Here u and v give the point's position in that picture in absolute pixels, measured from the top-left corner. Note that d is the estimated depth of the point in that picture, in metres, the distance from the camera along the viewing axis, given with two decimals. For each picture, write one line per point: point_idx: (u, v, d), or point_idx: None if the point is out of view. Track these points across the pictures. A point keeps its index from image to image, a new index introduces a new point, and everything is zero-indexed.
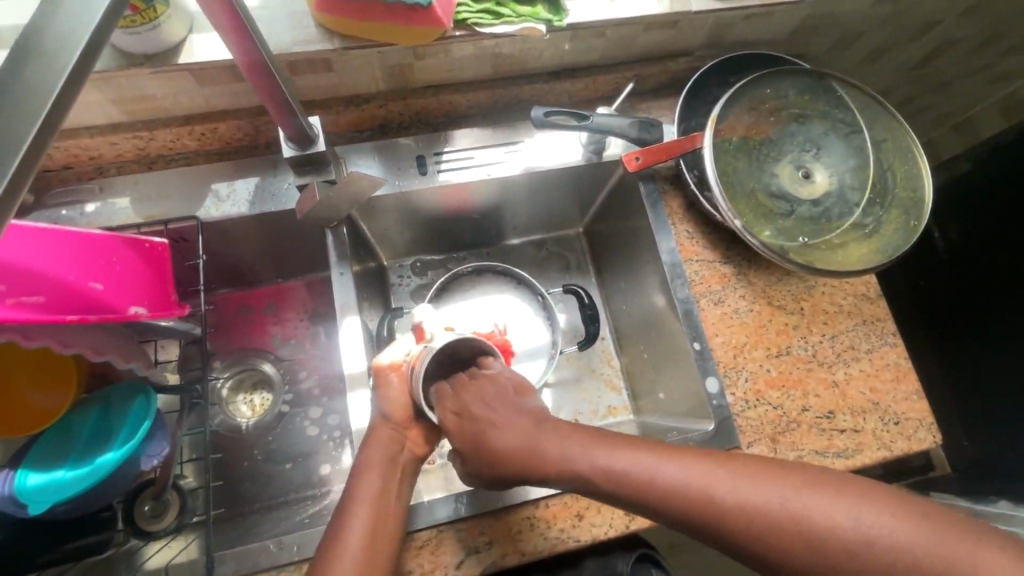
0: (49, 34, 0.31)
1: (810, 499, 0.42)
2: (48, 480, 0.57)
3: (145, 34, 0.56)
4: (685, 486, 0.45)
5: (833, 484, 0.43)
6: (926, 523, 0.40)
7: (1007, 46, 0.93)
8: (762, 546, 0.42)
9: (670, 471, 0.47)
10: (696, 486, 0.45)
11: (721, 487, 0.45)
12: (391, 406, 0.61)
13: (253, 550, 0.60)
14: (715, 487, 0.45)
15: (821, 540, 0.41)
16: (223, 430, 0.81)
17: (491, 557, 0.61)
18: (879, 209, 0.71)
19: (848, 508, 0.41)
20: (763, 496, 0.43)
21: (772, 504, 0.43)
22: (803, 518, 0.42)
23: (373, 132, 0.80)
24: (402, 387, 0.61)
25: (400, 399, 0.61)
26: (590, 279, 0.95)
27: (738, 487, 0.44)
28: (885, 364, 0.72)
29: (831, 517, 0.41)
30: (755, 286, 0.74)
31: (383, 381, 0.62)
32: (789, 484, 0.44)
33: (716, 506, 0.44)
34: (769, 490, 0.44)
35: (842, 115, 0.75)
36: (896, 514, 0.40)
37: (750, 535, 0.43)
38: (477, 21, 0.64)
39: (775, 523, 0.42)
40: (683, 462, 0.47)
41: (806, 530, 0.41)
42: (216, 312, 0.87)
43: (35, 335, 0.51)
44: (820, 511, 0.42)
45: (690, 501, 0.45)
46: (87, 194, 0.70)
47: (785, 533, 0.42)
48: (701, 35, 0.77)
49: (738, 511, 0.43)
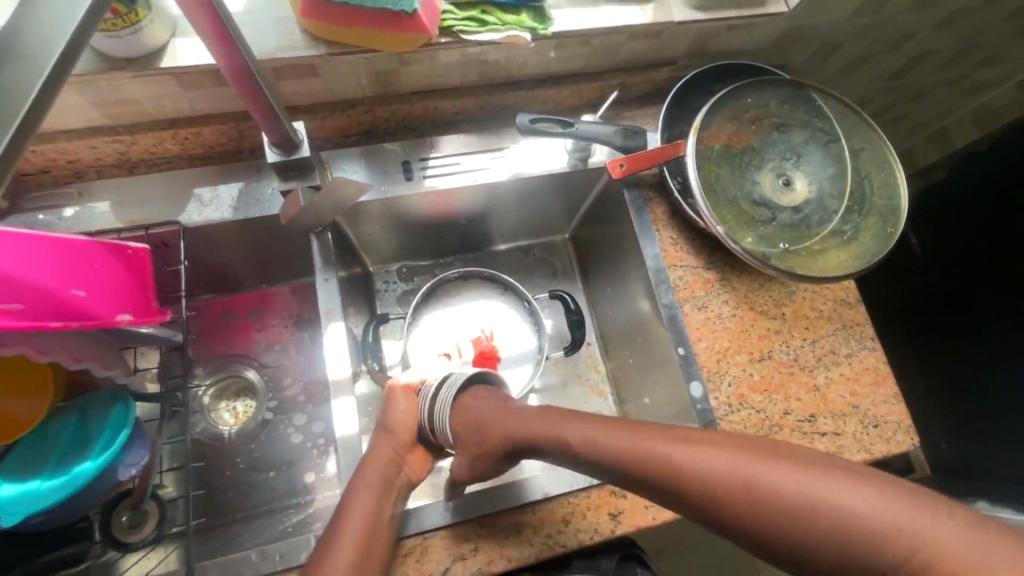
0: (29, 34, 0.31)
1: (778, 473, 0.45)
2: (21, 492, 0.55)
3: (126, 38, 0.56)
4: (671, 459, 0.50)
5: (803, 459, 0.46)
6: (886, 494, 0.41)
7: (978, 59, 0.96)
8: (735, 516, 0.46)
9: (656, 444, 0.51)
10: (680, 456, 0.49)
11: (700, 460, 0.48)
12: (398, 424, 0.64)
13: (235, 559, 0.59)
14: (698, 459, 0.48)
15: (786, 510, 0.43)
16: (205, 439, 0.80)
17: (479, 564, 0.61)
18: (857, 216, 0.72)
19: (812, 480, 0.44)
20: (735, 467, 0.46)
21: (745, 480, 0.46)
22: (771, 492, 0.44)
23: (359, 138, 0.79)
24: (410, 409, 0.66)
25: (407, 419, 0.65)
26: (577, 284, 0.95)
27: (714, 457, 0.48)
28: (864, 368, 0.73)
29: (795, 487, 0.44)
30: (738, 292, 0.75)
31: (392, 401, 0.66)
32: (762, 460, 0.46)
33: (695, 476, 0.48)
34: (744, 464, 0.47)
35: (821, 124, 0.76)
36: (860, 487, 0.42)
37: (721, 505, 0.46)
38: (463, 28, 0.65)
39: (743, 492, 0.45)
40: (671, 440, 0.51)
41: (772, 501, 0.44)
42: (199, 319, 0.86)
43: (10, 342, 0.50)
44: (787, 482, 0.44)
45: (673, 472, 0.49)
46: (66, 199, 0.69)
47: (754, 504, 0.45)
48: (684, 45, 0.78)
49: (713, 482, 0.47)
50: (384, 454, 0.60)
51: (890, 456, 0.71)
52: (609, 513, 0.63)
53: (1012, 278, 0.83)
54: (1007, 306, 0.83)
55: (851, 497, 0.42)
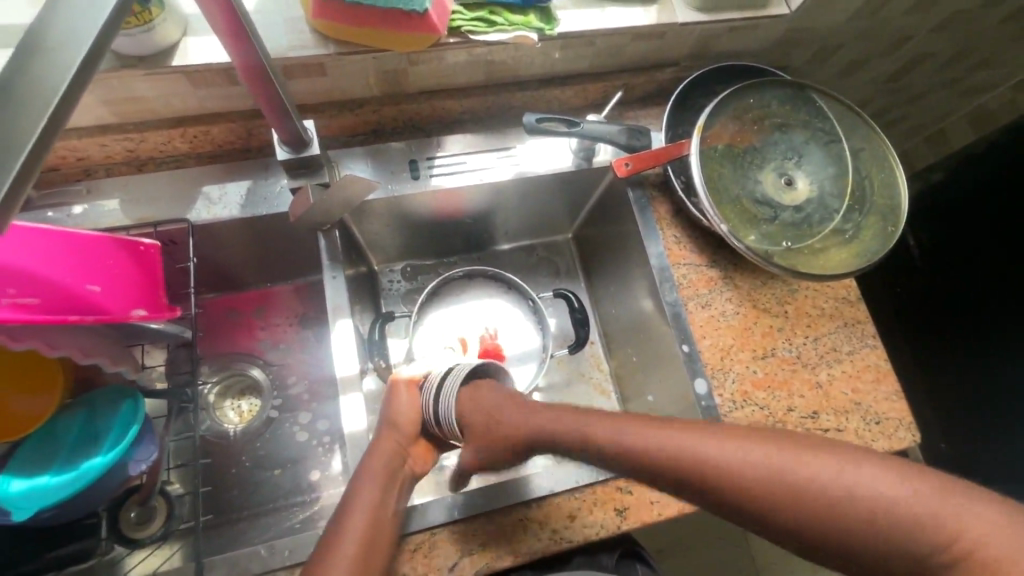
0: (57, 26, 0.31)
1: (817, 467, 0.46)
2: (30, 488, 0.55)
3: (139, 36, 0.56)
4: (703, 454, 0.49)
5: (836, 450, 0.47)
6: (920, 485, 0.44)
7: (974, 62, 0.97)
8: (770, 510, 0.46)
9: (689, 443, 0.50)
10: (716, 455, 0.49)
11: (734, 454, 0.48)
12: (402, 418, 0.63)
13: (244, 554, 0.60)
14: (736, 457, 0.48)
15: (826, 502, 0.44)
16: (210, 437, 0.80)
17: (486, 559, 0.61)
18: (858, 215, 0.73)
19: (849, 472, 0.45)
20: (774, 466, 0.47)
21: (782, 472, 0.46)
22: (812, 488, 0.45)
23: (365, 136, 0.80)
24: (413, 403, 0.65)
25: (410, 413, 0.64)
26: (579, 283, 0.96)
27: (750, 454, 0.48)
28: (866, 365, 0.74)
29: (836, 482, 0.45)
30: (740, 289, 0.76)
31: (394, 394, 0.65)
32: (799, 456, 0.47)
33: (734, 475, 0.48)
34: (778, 457, 0.47)
35: (822, 124, 0.77)
36: (895, 478, 0.44)
37: (762, 505, 0.46)
38: (471, 28, 0.66)
39: (785, 490, 0.46)
40: (703, 436, 0.50)
41: (813, 497, 0.45)
42: (204, 317, 0.86)
43: (22, 336, 0.50)
44: (827, 476, 0.45)
45: (711, 472, 0.48)
46: (75, 196, 0.69)
47: (794, 497, 0.45)
48: (688, 46, 0.79)
49: (754, 481, 0.47)
50: (388, 447, 0.60)
51: (892, 452, 0.71)
52: (615, 509, 0.63)
53: (1012, 278, 0.83)
54: (1004, 304, 0.84)
55: (888, 489, 0.44)
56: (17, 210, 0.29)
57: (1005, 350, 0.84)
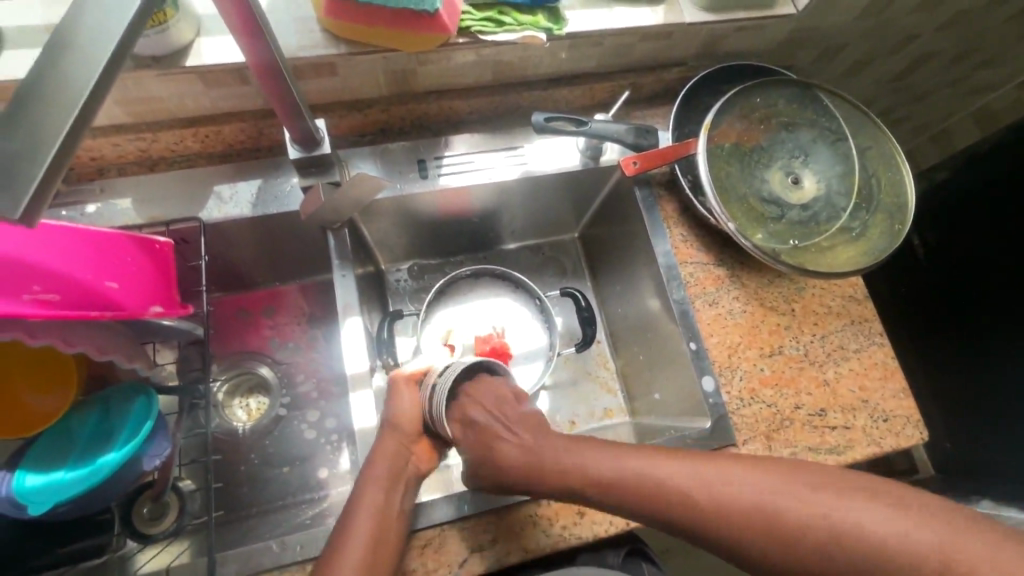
0: (85, 26, 0.32)
1: (799, 497, 0.48)
2: (47, 482, 0.56)
3: (155, 37, 0.57)
4: (690, 484, 0.51)
5: (823, 486, 0.48)
6: (903, 513, 0.45)
7: (979, 62, 0.97)
8: (762, 543, 0.47)
9: (678, 473, 0.52)
10: (703, 485, 0.51)
11: (725, 487, 0.50)
12: (403, 417, 0.63)
13: (255, 550, 0.60)
14: (722, 488, 0.50)
15: (816, 532, 0.46)
16: (220, 435, 0.81)
17: (495, 555, 0.62)
18: (865, 213, 0.73)
19: (835, 503, 0.46)
20: (764, 499, 0.48)
21: (769, 503, 0.48)
22: (801, 520, 0.46)
23: (374, 136, 0.80)
24: (414, 400, 0.65)
25: (412, 411, 0.64)
26: (586, 282, 0.96)
27: (742, 487, 0.49)
28: (873, 363, 0.74)
29: (822, 513, 0.46)
30: (748, 288, 0.76)
31: (395, 392, 0.65)
32: (783, 487, 0.49)
33: (727, 506, 0.49)
34: (767, 487, 0.49)
35: (828, 123, 0.78)
36: (879, 507, 0.45)
37: (755, 535, 0.48)
38: (480, 28, 0.66)
39: (774, 522, 0.47)
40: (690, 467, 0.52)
41: (805, 528, 0.46)
42: (213, 315, 0.86)
43: (40, 334, 0.51)
44: (814, 509, 0.46)
45: (700, 504, 0.50)
46: (88, 196, 0.70)
47: (783, 528, 0.47)
48: (694, 46, 0.79)
49: (743, 513, 0.48)
50: (391, 446, 0.60)
51: (900, 449, 0.72)
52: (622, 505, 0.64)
53: (1018, 278, 0.83)
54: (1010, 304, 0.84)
55: (872, 517, 0.45)
56: (49, 201, 0.30)
57: (1008, 349, 0.84)
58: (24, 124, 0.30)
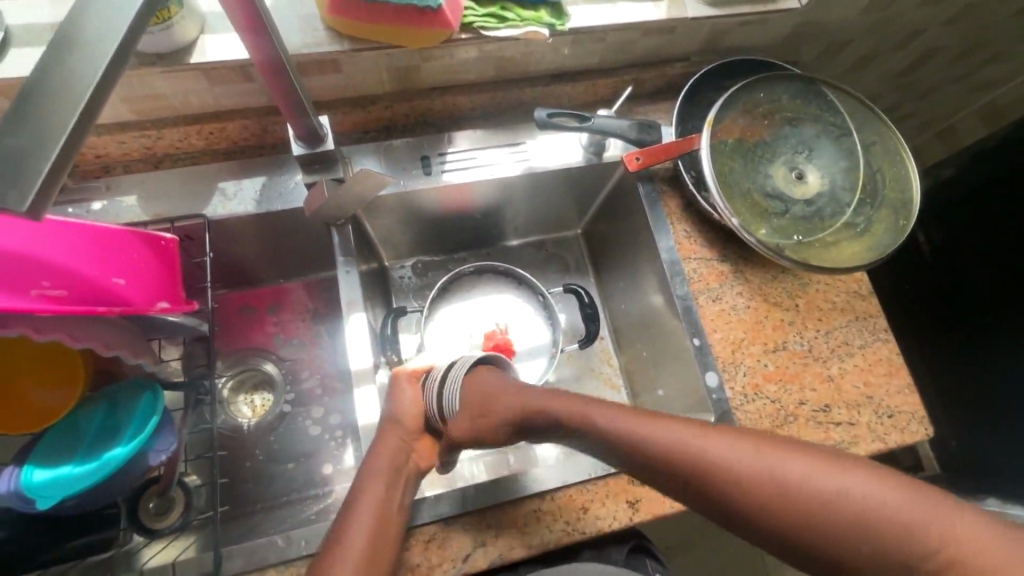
0: (92, 22, 0.32)
1: (797, 467, 0.44)
2: (54, 477, 0.56)
3: (159, 34, 0.57)
4: (682, 447, 0.48)
5: (824, 458, 0.45)
6: (910, 491, 0.42)
7: (986, 56, 0.97)
8: (751, 510, 0.44)
9: (673, 435, 0.49)
10: (697, 449, 0.48)
11: (720, 451, 0.47)
12: (404, 413, 0.64)
13: (260, 545, 0.60)
14: (717, 453, 0.47)
15: (809, 504, 0.42)
16: (226, 431, 0.81)
17: (499, 550, 0.62)
18: (869, 208, 0.73)
19: (832, 475, 0.43)
20: (760, 466, 0.45)
21: (763, 472, 0.45)
22: (800, 488, 0.43)
23: (377, 133, 0.81)
24: (415, 398, 0.66)
25: (413, 408, 0.65)
26: (589, 279, 0.96)
27: (744, 451, 0.46)
28: (877, 359, 0.74)
29: (823, 484, 0.43)
30: (752, 283, 0.76)
31: (397, 389, 0.66)
32: (782, 456, 0.45)
33: (718, 470, 0.46)
34: (763, 456, 0.46)
35: (832, 118, 0.77)
36: (879, 483, 0.42)
37: (745, 502, 0.45)
38: (483, 24, 0.66)
39: (766, 491, 0.44)
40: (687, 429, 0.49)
41: (798, 499, 0.43)
42: (219, 312, 0.87)
43: (45, 329, 0.51)
44: (811, 481, 0.43)
45: (691, 465, 0.47)
46: (94, 193, 0.70)
47: (776, 498, 0.44)
48: (698, 41, 0.79)
49: (734, 480, 0.45)
50: (393, 441, 0.61)
51: (904, 445, 0.71)
52: (626, 501, 0.64)
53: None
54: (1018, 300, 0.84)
55: (876, 493, 0.42)
56: (57, 195, 0.30)
57: (1013, 346, 0.84)
58: (31, 119, 0.30)
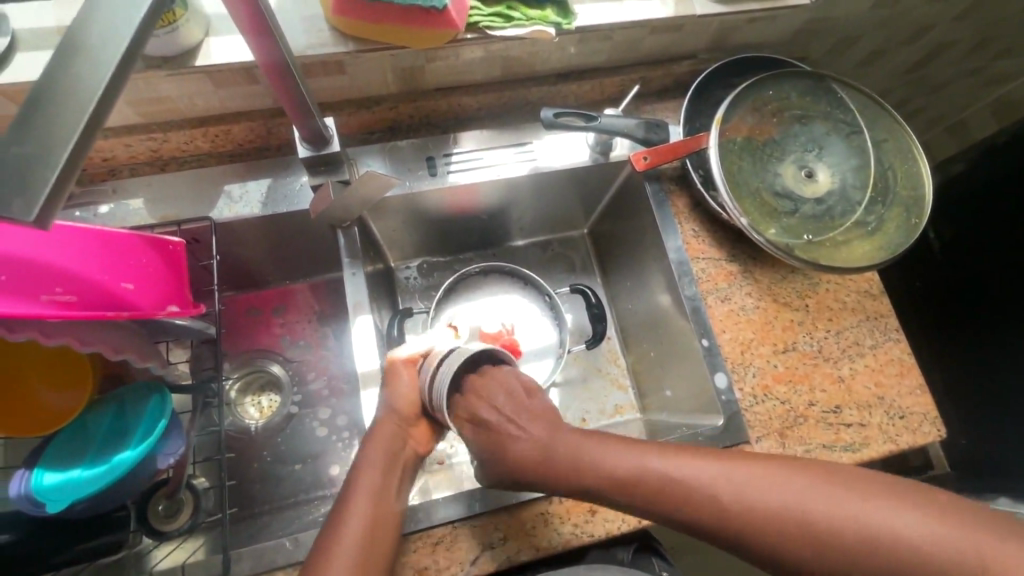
0: (97, 26, 0.32)
1: (831, 502, 0.44)
2: (64, 480, 0.57)
3: (165, 37, 0.57)
4: (709, 483, 0.48)
5: (856, 487, 0.45)
6: (945, 519, 0.42)
7: (998, 50, 0.95)
8: (791, 549, 0.44)
9: (699, 473, 0.49)
10: (725, 487, 0.47)
11: (749, 488, 0.47)
12: (399, 399, 0.61)
13: (269, 547, 0.61)
14: (746, 491, 0.47)
15: (852, 540, 0.43)
16: (233, 432, 0.81)
17: (507, 553, 0.62)
18: (880, 207, 0.72)
19: (869, 507, 0.44)
20: (794, 503, 0.45)
21: (797, 508, 0.45)
22: (831, 523, 0.44)
23: (383, 134, 0.80)
24: (412, 384, 0.63)
25: (410, 395, 0.62)
26: (595, 279, 0.96)
27: (774, 490, 0.46)
28: (888, 359, 0.73)
29: (863, 521, 0.43)
30: (761, 283, 0.75)
31: (392, 375, 0.63)
32: (815, 489, 0.46)
33: (751, 509, 0.46)
34: (796, 490, 0.46)
35: (842, 115, 0.76)
36: (916, 512, 0.43)
37: (782, 541, 0.45)
38: (489, 24, 0.66)
39: (803, 528, 0.44)
40: (712, 465, 0.49)
41: (839, 535, 0.43)
42: (226, 314, 0.87)
43: (54, 333, 0.51)
44: (849, 514, 0.44)
45: (722, 505, 0.47)
46: (101, 196, 0.70)
47: (817, 533, 0.44)
48: (705, 39, 0.78)
49: (769, 520, 0.45)
50: (387, 430, 0.59)
51: (916, 447, 0.71)
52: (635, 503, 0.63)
53: None
54: None
55: (917, 526, 0.42)
56: (63, 200, 0.30)
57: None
58: (39, 124, 0.30)
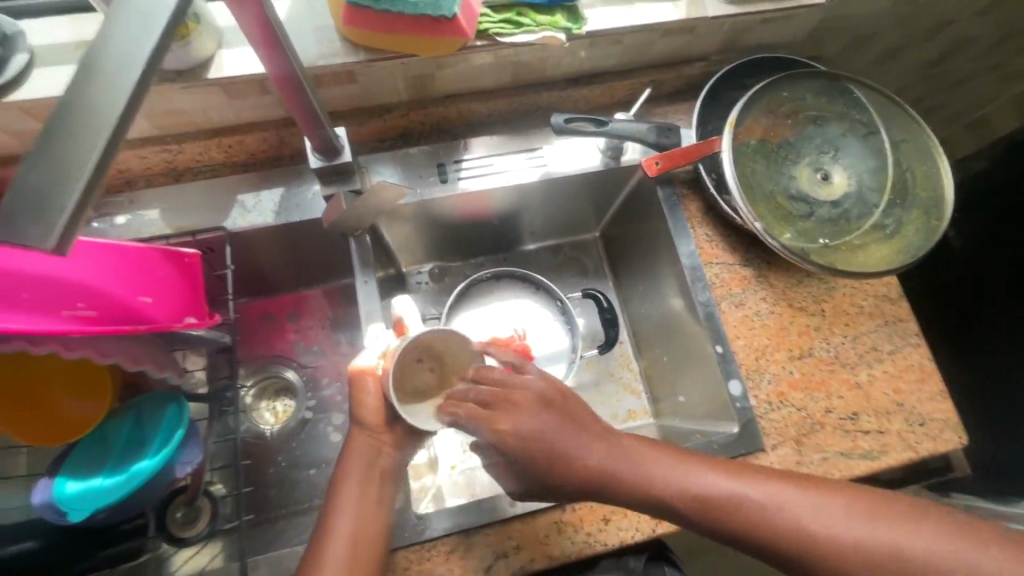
0: (114, 42, 0.32)
1: (880, 527, 0.47)
2: (85, 489, 0.58)
3: (179, 51, 0.58)
4: (757, 500, 0.50)
5: (902, 514, 0.48)
6: (985, 546, 0.45)
7: (1019, 45, 0.93)
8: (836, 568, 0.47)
9: (749, 490, 0.51)
10: (773, 506, 0.50)
11: (797, 509, 0.49)
12: (367, 412, 0.59)
13: (286, 554, 0.61)
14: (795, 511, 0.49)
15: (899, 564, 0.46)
16: (249, 438, 0.82)
17: (521, 561, 0.62)
18: (899, 209, 0.71)
19: (914, 534, 0.46)
20: (842, 527, 0.48)
21: (846, 532, 0.47)
22: (880, 546, 0.46)
23: (395, 141, 0.80)
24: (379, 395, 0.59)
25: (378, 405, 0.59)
26: (607, 282, 0.95)
27: (823, 512, 0.49)
28: (908, 365, 0.71)
29: (909, 546, 0.46)
30: (776, 288, 0.74)
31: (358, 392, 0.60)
32: (863, 514, 0.48)
33: (799, 529, 0.48)
34: (846, 513, 0.48)
35: (859, 116, 0.75)
36: (959, 540, 0.46)
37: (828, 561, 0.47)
38: (498, 31, 0.65)
39: (851, 550, 0.47)
40: (760, 483, 0.51)
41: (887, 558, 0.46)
42: (241, 321, 0.88)
43: (76, 346, 0.51)
44: (896, 539, 0.46)
45: (771, 523, 0.49)
46: (118, 207, 0.71)
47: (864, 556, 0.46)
48: (718, 40, 0.77)
49: (818, 540, 0.48)
50: (362, 445, 0.57)
51: (937, 454, 0.69)
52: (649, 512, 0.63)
53: None
54: None
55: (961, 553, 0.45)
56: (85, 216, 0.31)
57: None
58: (63, 143, 0.30)
